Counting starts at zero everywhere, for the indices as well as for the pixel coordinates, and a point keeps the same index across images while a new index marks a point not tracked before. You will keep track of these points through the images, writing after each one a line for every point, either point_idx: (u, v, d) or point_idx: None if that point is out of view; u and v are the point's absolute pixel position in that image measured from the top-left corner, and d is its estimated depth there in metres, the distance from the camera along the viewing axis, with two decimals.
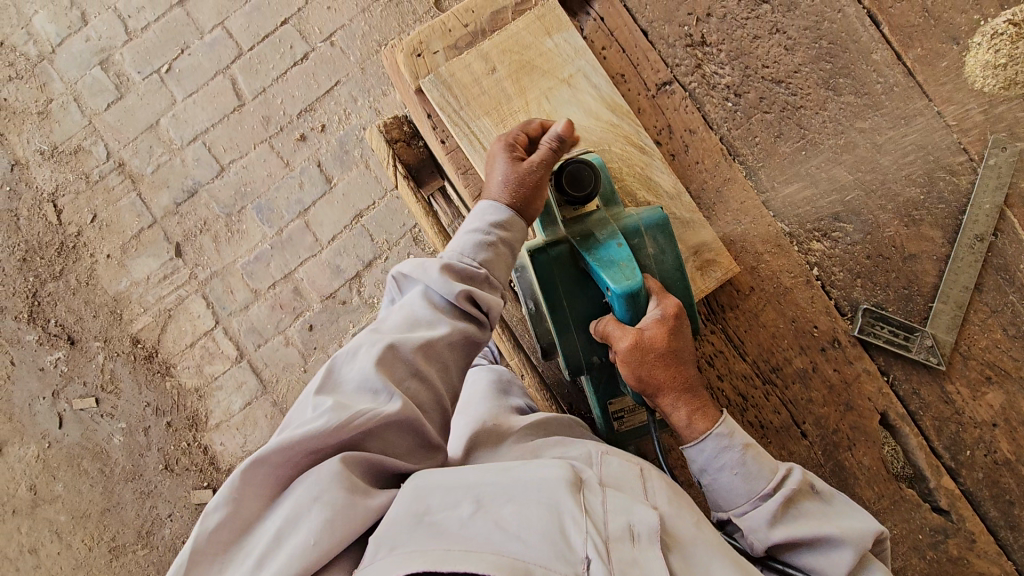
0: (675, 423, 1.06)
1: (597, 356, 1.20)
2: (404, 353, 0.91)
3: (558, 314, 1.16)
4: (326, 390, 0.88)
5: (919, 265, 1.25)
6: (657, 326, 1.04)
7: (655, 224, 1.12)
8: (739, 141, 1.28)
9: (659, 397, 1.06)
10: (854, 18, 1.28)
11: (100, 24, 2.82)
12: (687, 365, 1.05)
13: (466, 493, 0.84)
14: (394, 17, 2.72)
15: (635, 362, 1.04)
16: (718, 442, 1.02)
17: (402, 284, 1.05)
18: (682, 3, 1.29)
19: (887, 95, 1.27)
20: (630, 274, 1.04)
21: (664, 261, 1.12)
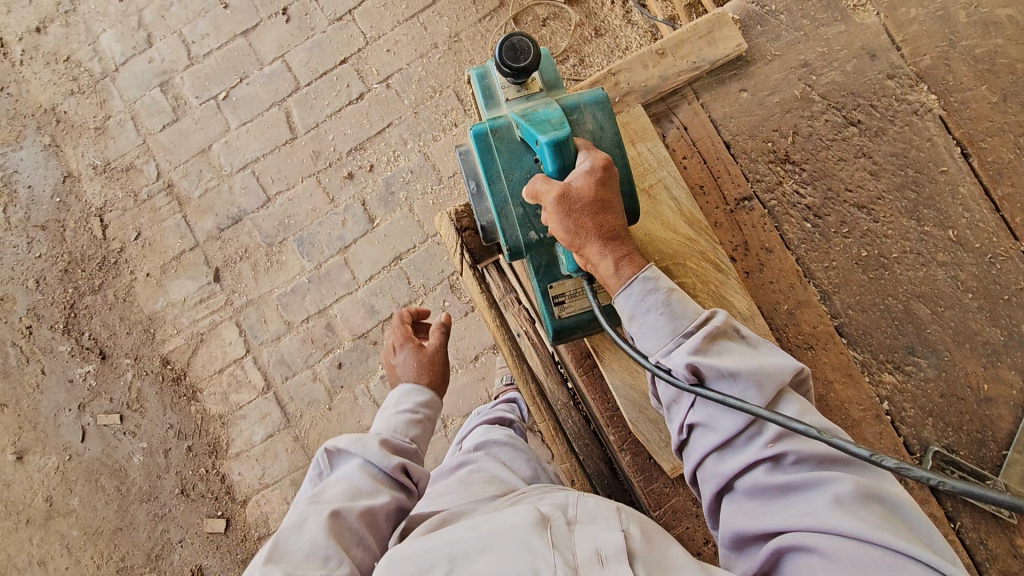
0: (603, 279, 1.01)
1: (534, 232, 1.18)
2: (351, 523, 0.99)
3: (496, 190, 1.18)
4: (273, 564, 0.90)
5: (995, 409, 1.21)
6: (586, 177, 1.01)
7: (593, 101, 1.17)
8: (816, 264, 1.25)
9: (585, 250, 1.00)
10: (943, 148, 1.26)
11: (164, 48, 2.88)
12: (614, 216, 1.01)
13: (439, 556, 0.87)
14: (452, 65, 2.74)
15: (562, 210, 0.99)
16: (643, 286, 0.97)
17: (334, 457, 1.14)
18: (768, 119, 1.28)
19: (971, 229, 1.24)
20: (559, 127, 1.06)
21: (601, 136, 1.14)
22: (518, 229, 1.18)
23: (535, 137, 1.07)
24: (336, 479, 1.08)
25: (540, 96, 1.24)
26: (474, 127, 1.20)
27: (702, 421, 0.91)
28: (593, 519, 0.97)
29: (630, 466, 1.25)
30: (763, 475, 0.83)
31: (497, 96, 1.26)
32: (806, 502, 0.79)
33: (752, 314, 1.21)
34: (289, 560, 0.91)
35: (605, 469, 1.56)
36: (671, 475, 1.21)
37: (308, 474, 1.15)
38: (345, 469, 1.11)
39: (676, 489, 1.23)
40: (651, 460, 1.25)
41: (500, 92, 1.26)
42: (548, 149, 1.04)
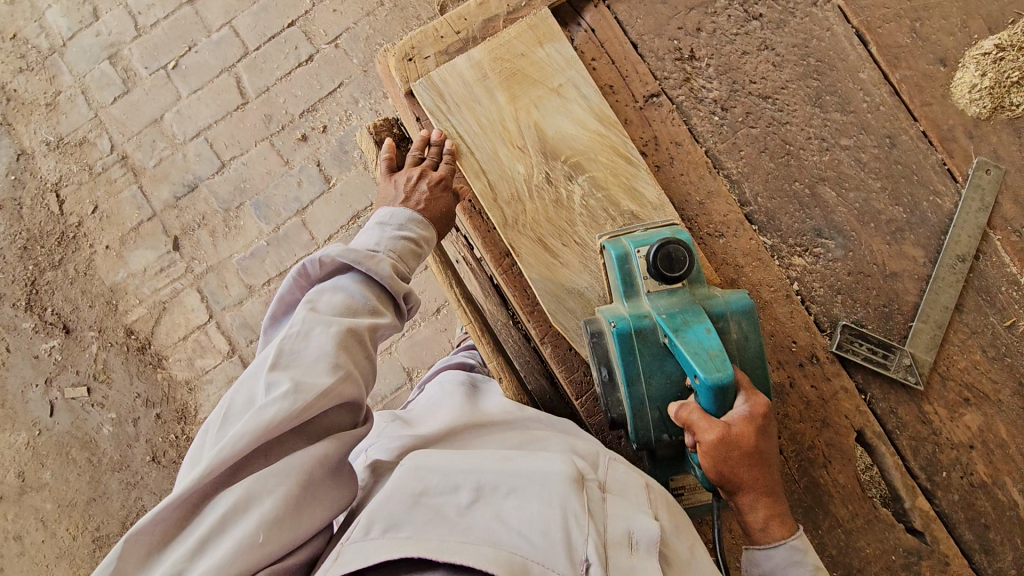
0: (747, 522, 0.98)
1: (667, 434, 1.09)
2: (359, 339, 0.96)
3: (634, 391, 1.07)
4: (280, 368, 0.89)
5: (900, 283, 1.25)
6: (746, 423, 0.95)
7: (742, 308, 1.06)
8: (724, 154, 1.29)
9: (736, 495, 0.97)
10: (842, 36, 1.29)
11: (110, 20, 2.88)
12: (770, 468, 0.96)
13: (467, 479, 0.91)
14: (398, 22, 2.75)
15: (719, 457, 0.95)
16: (790, 555, 0.94)
17: (326, 263, 1.03)
18: (672, 18, 1.31)
19: (873, 113, 1.28)
20: (720, 365, 0.96)
21: (746, 348, 1.06)
22: (652, 429, 1.09)
23: (693, 370, 0.97)
24: (334, 288, 1.01)
25: (684, 290, 1.08)
26: (617, 324, 1.07)
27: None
28: (622, 493, 1.01)
29: (552, 357, 1.28)
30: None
31: (637, 284, 1.10)
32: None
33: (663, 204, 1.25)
34: (297, 366, 0.89)
35: (546, 383, 1.58)
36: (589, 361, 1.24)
37: (290, 273, 1.04)
38: (342, 281, 1.03)
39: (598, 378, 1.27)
40: (572, 351, 1.28)
41: (640, 281, 1.09)
42: (707, 390, 0.95)
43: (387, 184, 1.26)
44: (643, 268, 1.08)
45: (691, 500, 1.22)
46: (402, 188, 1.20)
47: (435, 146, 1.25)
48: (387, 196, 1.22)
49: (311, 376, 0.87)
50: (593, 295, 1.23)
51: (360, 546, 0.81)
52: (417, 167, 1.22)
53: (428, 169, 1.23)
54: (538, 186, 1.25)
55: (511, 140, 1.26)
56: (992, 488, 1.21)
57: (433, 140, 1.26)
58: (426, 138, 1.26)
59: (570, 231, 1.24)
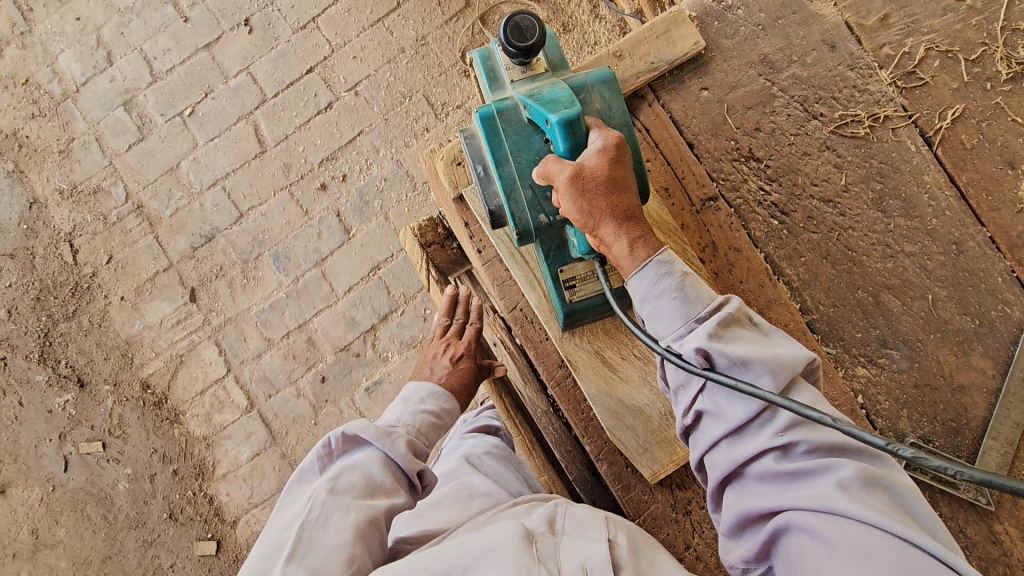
0: (615, 258, 0.95)
1: (544, 216, 1.05)
2: (377, 523, 0.92)
3: (504, 172, 1.04)
4: (295, 558, 0.84)
5: (968, 396, 1.21)
6: (600, 156, 0.94)
7: (602, 80, 1.10)
8: (784, 261, 1.25)
9: (599, 232, 0.94)
10: (907, 138, 1.25)
11: (125, 66, 2.83)
12: (629, 196, 0.94)
13: (424, 574, 0.85)
14: (420, 69, 2.71)
15: (577, 193, 0.92)
16: (657, 270, 0.91)
17: (344, 442, 0.99)
18: (729, 117, 1.27)
19: (938, 218, 1.24)
20: (569, 104, 0.98)
21: (609, 117, 1.08)
22: (528, 212, 1.05)
23: (546, 118, 0.98)
24: (354, 466, 0.96)
25: (547, 76, 1.12)
26: (479, 108, 1.06)
27: (710, 408, 0.87)
28: (579, 532, 0.99)
29: (607, 476, 1.21)
30: (772, 464, 0.79)
31: (502, 78, 1.14)
32: (812, 489, 0.75)
33: None
34: (313, 556, 0.84)
35: (588, 474, 1.50)
36: (651, 480, 1.17)
37: (314, 448, 1.00)
38: (362, 457, 0.98)
39: (655, 497, 1.20)
40: (629, 469, 1.21)
41: (504, 73, 1.13)
42: (560, 129, 0.95)
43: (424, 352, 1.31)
44: (507, 61, 1.13)
45: (582, 293, 1.14)
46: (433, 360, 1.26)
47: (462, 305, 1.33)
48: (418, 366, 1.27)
49: (329, 569, 0.83)
50: (653, 411, 1.17)
51: None
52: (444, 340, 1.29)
53: (456, 339, 1.30)
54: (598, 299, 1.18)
55: None
56: None
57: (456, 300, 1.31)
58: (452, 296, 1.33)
59: (630, 345, 1.19)
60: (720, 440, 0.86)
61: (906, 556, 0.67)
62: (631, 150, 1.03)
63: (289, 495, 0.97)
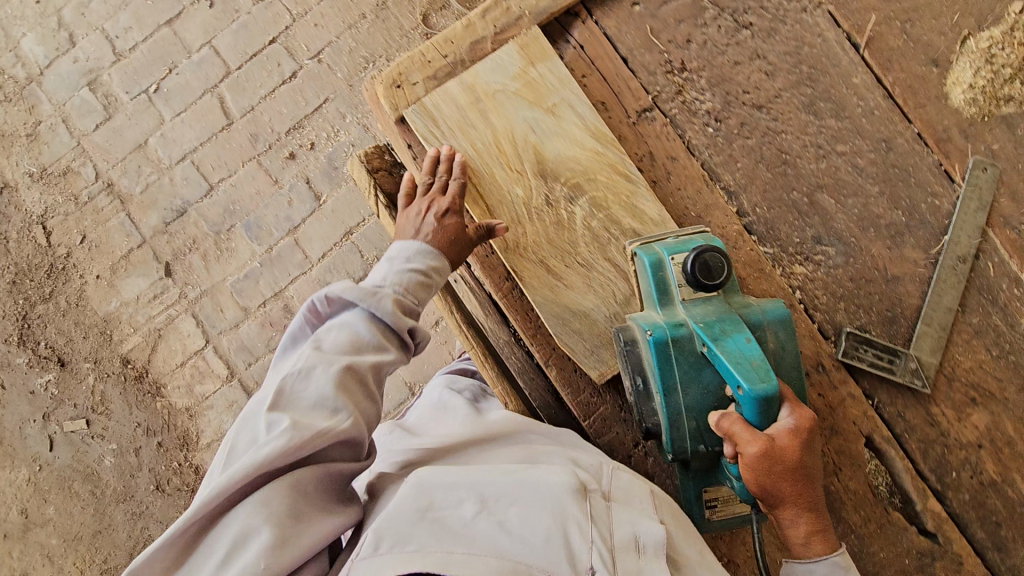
0: (787, 536, 0.98)
1: (703, 445, 1.06)
2: (360, 378, 0.94)
3: (672, 402, 1.05)
4: (280, 406, 0.89)
5: (902, 287, 1.26)
6: (790, 435, 0.94)
7: (779, 319, 1.07)
8: (720, 167, 1.29)
9: (778, 510, 0.97)
10: (834, 42, 1.29)
11: (87, 46, 2.83)
12: (812, 483, 0.95)
13: (470, 491, 0.93)
14: (381, 34, 2.72)
15: (761, 472, 0.93)
16: (832, 568, 0.95)
17: (331, 303, 1.02)
18: (662, 31, 1.31)
19: (867, 117, 1.28)
20: (764, 375, 0.95)
21: (782, 359, 1.06)
22: (688, 440, 1.06)
23: (736, 381, 0.96)
24: (339, 326, 1.00)
25: (719, 300, 1.08)
26: (653, 332, 1.05)
27: None
28: (629, 502, 1.03)
29: (558, 380, 1.26)
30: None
31: (671, 292, 1.10)
32: None
33: (662, 221, 1.24)
34: (297, 406, 0.89)
35: (551, 399, 1.51)
36: (599, 382, 1.22)
37: (301, 310, 1.03)
38: (347, 318, 1.01)
39: (604, 398, 1.25)
40: (579, 374, 1.26)
41: (675, 289, 1.09)
42: (751, 401, 0.94)
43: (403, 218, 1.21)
44: (681, 276, 1.08)
45: (724, 512, 1.16)
46: (415, 222, 1.17)
47: (444, 163, 1.22)
48: (400, 232, 1.19)
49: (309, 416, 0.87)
50: (599, 314, 1.22)
51: (368, 564, 0.82)
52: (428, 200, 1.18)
53: (438, 197, 1.19)
54: (538, 209, 1.23)
55: (508, 163, 1.24)
56: (1002, 486, 1.22)
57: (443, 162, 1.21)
58: (435, 156, 1.22)
59: (574, 252, 1.23)
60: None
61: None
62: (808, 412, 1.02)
63: (285, 356, 1.02)
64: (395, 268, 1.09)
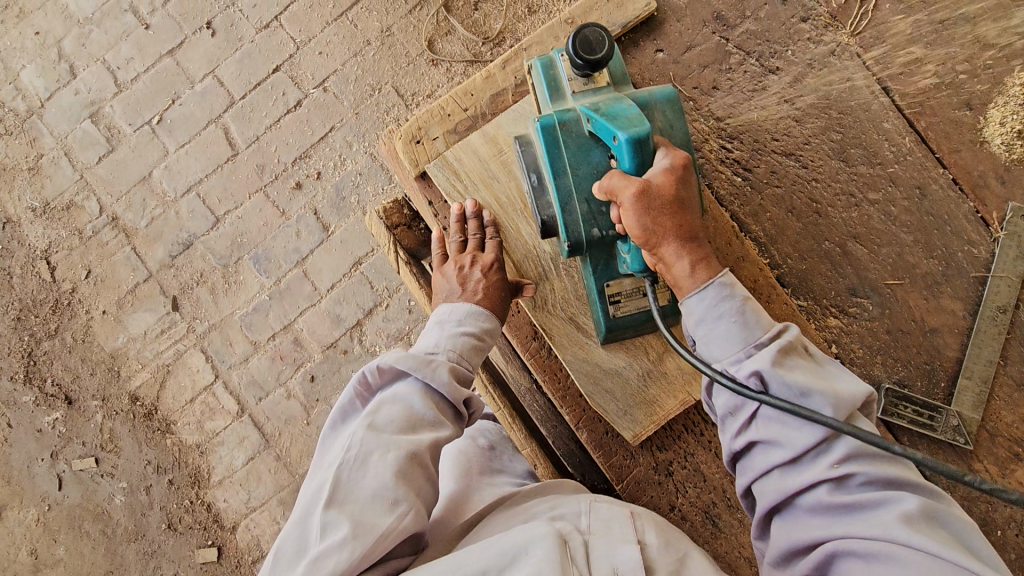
0: (672, 277, 0.92)
1: (597, 228, 1.03)
2: (420, 461, 0.86)
3: (562, 184, 1.02)
4: (335, 503, 0.79)
5: (940, 338, 1.22)
6: (666, 174, 0.91)
7: (665, 98, 1.05)
8: (749, 217, 1.25)
9: (659, 248, 0.91)
10: (864, 86, 1.26)
11: (88, 77, 2.80)
12: (693, 216, 0.91)
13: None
14: (387, 61, 2.69)
15: (642, 208, 0.89)
16: (719, 292, 0.89)
17: (383, 375, 0.95)
18: (687, 78, 1.28)
19: (900, 163, 1.25)
20: (639, 122, 0.93)
21: (672, 135, 1.03)
22: (582, 225, 1.03)
23: (612, 133, 0.93)
24: (393, 399, 0.91)
25: (610, 90, 1.06)
26: (540, 118, 1.03)
27: (769, 438, 0.82)
28: (609, 531, 0.95)
29: (588, 443, 1.21)
30: (826, 494, 0.75)
31: (563, 86, 1.09)
32: (870, 517, 0.72)
33: None
34: (353, 501, 0.79)
35: (577, 448, 1.47)
36: (634, 443, 1.17)
37: (350, 383, 0.95)
38: (401, 390, 0.93)
39: (637, 461, 1.20)
40: (610, 435, 1.22)
41: (566, 82, 1.08)
42: (628, 146, 0.91)
43: (438, 275, 1.14)
44: (568, 70, 1.07)
45: (629, 306, 1.11)
46: (457, 278, 1.10)
47: (473, 220, 1.16)
48: (443, 289, 1.11)
49: (371, 514, 0.78)
50: (631, 373, 1.17)
51: None
52: (468, 254, 1.12)
53: (478, 252, 1.13)
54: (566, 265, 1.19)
55: (534, 217, 1.19)
56: None
57: (473, 215, 1.16)
58: (460, 211, 1.17)
59: None
60: (773, 467, 0.82)
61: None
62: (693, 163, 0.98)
63: (331, 439, 0.93)
64: (440, 332, 1.02)
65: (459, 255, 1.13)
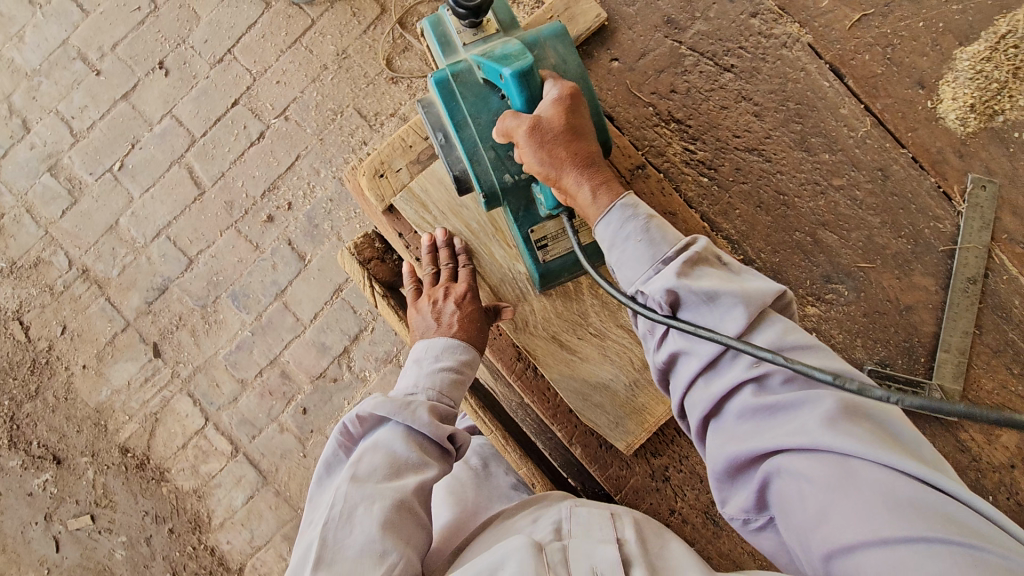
0: (579, 205, 0.93)
1: (509, 174, 1.02)
2: (407, 508, 0.86)
3: (466, 135, 1.01)
4: (323, 565, 0.79)
5: (916, 315, 1.24)
6: (555, 106, 0.91)
7: (554, 35, 1.05)
8: (719, 216, 1.26)
9: (563, 181, 0.92)
10: (817, 75, 1.28)
11: (43, 130, 2.75)
12: (589, 143, 0.93)
13: None
14: (346, 84, 2.67)
15: (537, 144, 0.90)
16: (623, 213, 0.90)
17: (361, 422, 0.95)
18: (644, 84, 1.29)
19: (860, 147, 1.27)
20: (522, 58, 0.94)
21: (566, 71, 1.03)
22: (493, 172, 1.02)
23: (498, 73, 0.94)
24: (375, 446, 0.91)
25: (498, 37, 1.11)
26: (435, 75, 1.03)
27: (687, 349, 0.81)
28: (587, 535, 0.97)
29: (583, 457, 1.21)
30: (751, 397, 0.74)
31: (455, 42, 1.12)
32: (792, 419, 0.71)
33: None
34: (341, 561, 0.79)
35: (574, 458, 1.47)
36: (628, 452, 1.18)
37: (332, 435, 0.96)
38: (382, 436, 0.93)
39: (633, 469, 1.21)
40: (603, 446, 1.22)
41: (456, 38, 1.12)
42: (515, 82, 0.91)
43: (413, 310, 1.15)
44: (458, 25, 1.11)
45: (555, 251, 1.12)
46: (431, 313, 1.10)
47: (445, 249, 1.17)
48: (419, 324, 1.11)
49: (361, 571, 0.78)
50: (619, 384, 1.17)
51: None
52: (440, 286, 1.12)
53: (451, 283, 1.13)
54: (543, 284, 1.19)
55: (506, 240, 1.19)
56: None
57: (444, 245, 1.17)
58: (431, 242, 1.18)
59: (585, 323, 1.19)
60: (696, 379, 0.81)
61: (888, 482, 0.64)
62: (586, 96, 1.00)
63: (320, 493, 0.94)
64: (421, 369, 1.03)
65: (433, 286, 1.14)
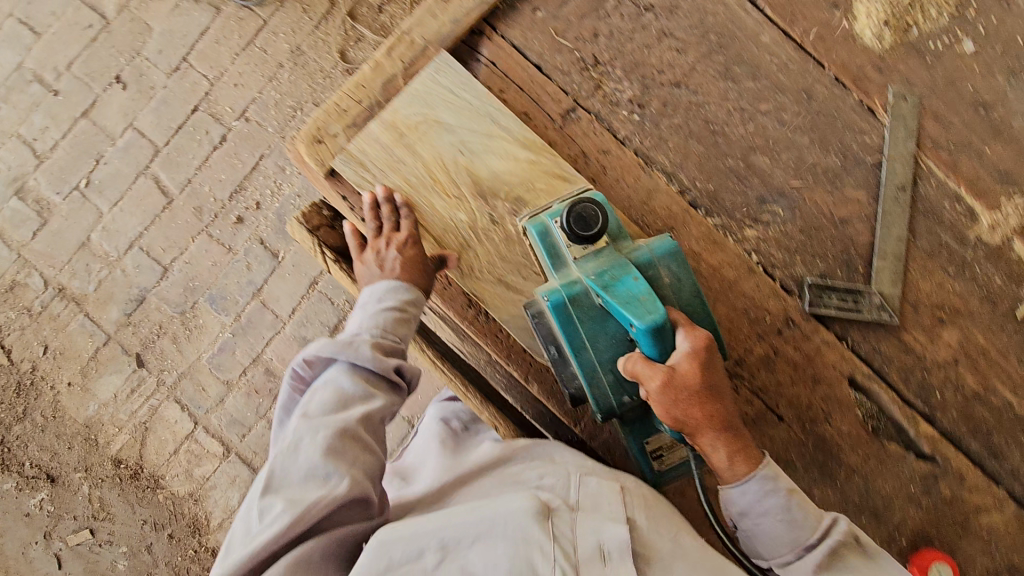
0: (714, 464, 1.03)
1: (627, 395, 1.09)
2: (352, 436, 0.92)
3: (584, 358, 1.07)
4: (272, 490, 0.86)
5: (852, 228, 1.29)
6: (690, 359, 0.98)
7: (667, 252, 1.08)
8: (653, 150, 1.30)
9: (697, 437, 1.01)
10: (735, 7, 1.32)
11: (7, 155, 2.77)
12: (723, 404, 1.01)
13: (429, 540, 0.87)
14: (303, 80, 2.70)
15: (669, 403, 0.98)
16: (763, 484, 1.01)
17: (310, 365, 1.02)
18: (568, 31, 1.32)
19: (783, 72, 1.31)
20: (651, 307, 0.98)
21: (681, 290, 1.07)
22: (612, 394, 1.09)
23: (628, 319, 0.98)
24: (324, 384, 0.98)
25: (609, 250, 1.09)
26: (549, 296, 1.06)
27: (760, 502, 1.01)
28: (595, 506, 0.98)
29: (541, 394, 1.25)
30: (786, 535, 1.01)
31: (563, 254, 1.11)
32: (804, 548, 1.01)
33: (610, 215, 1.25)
34: (289, 485, 0.86)
35: None
36: None
37: (285, 380, 1.03)
38: (330, 374, 1.00)
39: None
40: (559, 382, 1.26)
41: (565, 250, 1.10)
42: (645, 333, 0.97)
43: (359, 263, 1.20)
44: (566, 239, 1.10)
45: (673, 457, 1.18)
46: (376, 263, 1.16)
47: (385, 204, 1.20)
48: (367, 274, 1.18)
49: (306, 492, 0.84)
50: None
51: None
52: (381, 237, 1.17)
53: (393, 233, 1.18)
54: (485, 229, 1.22)
55: (445, 191, 1.23)
56: (986, 396, 1.25)
57: (383, 200, 1.20)
58: (373, 200, 1.21)
59: (529, 265, 1.22)
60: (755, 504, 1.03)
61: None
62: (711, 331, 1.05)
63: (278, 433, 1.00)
64: (368, 313, 1.09)
65: (375, 239, 1.19)
